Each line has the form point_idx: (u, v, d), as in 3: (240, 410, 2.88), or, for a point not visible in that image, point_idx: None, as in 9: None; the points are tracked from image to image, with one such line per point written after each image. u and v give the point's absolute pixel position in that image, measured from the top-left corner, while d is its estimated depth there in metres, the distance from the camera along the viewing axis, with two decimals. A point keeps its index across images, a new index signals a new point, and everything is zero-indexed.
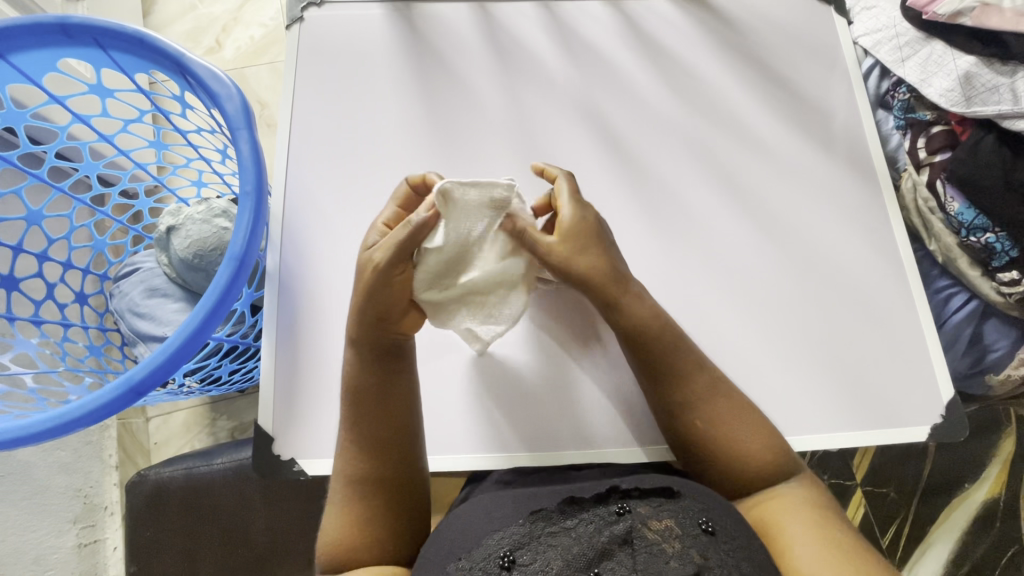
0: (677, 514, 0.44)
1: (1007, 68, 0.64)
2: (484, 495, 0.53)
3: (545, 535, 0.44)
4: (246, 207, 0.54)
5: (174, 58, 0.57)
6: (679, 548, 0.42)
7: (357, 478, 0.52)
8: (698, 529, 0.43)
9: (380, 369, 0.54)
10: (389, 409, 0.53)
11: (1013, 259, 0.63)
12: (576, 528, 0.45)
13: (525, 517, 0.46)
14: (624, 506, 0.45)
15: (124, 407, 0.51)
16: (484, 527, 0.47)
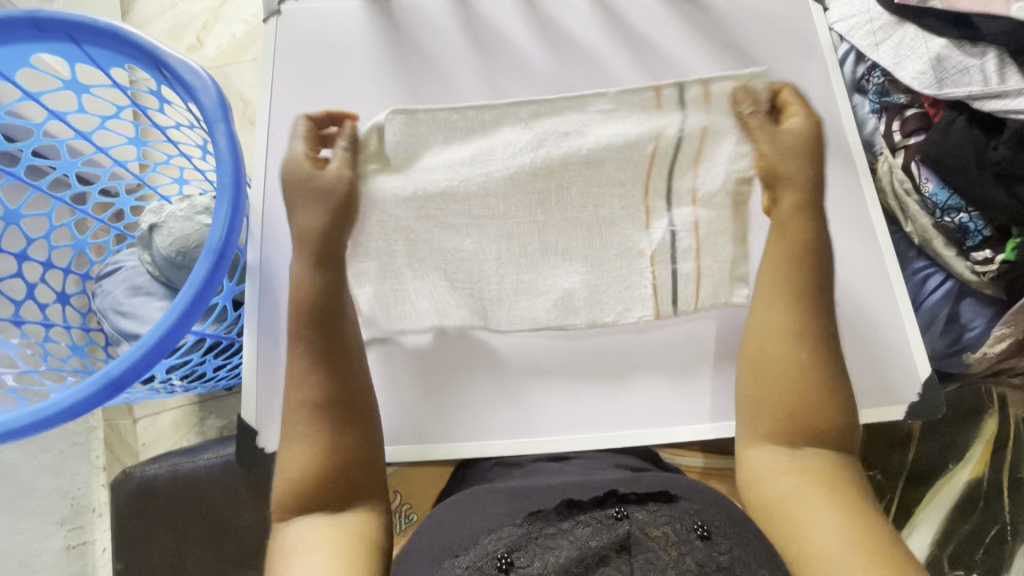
0: (673, 521, 0.44)
1: (978, 49, 0.64)
2: (478, 489, 0.54)
3: (542, 537, 0.43)
4: (224, 198, 0.54)
5: (148, 51, 0.57)
6: (675, 555, 0.41)
7: (304, 404, 0.53)
8: (694, 535, 0.43)
9: (327, 292, 0.57)
10: (329, 329, 0.56)
11: (986, 238, 0.64)
12: (573, 530, 0.43)
13: (522, 519, 0.46)
14: (621, 511, 0.44)
15: (103, 402, 0.51)
16: (481, 527, 0.47)
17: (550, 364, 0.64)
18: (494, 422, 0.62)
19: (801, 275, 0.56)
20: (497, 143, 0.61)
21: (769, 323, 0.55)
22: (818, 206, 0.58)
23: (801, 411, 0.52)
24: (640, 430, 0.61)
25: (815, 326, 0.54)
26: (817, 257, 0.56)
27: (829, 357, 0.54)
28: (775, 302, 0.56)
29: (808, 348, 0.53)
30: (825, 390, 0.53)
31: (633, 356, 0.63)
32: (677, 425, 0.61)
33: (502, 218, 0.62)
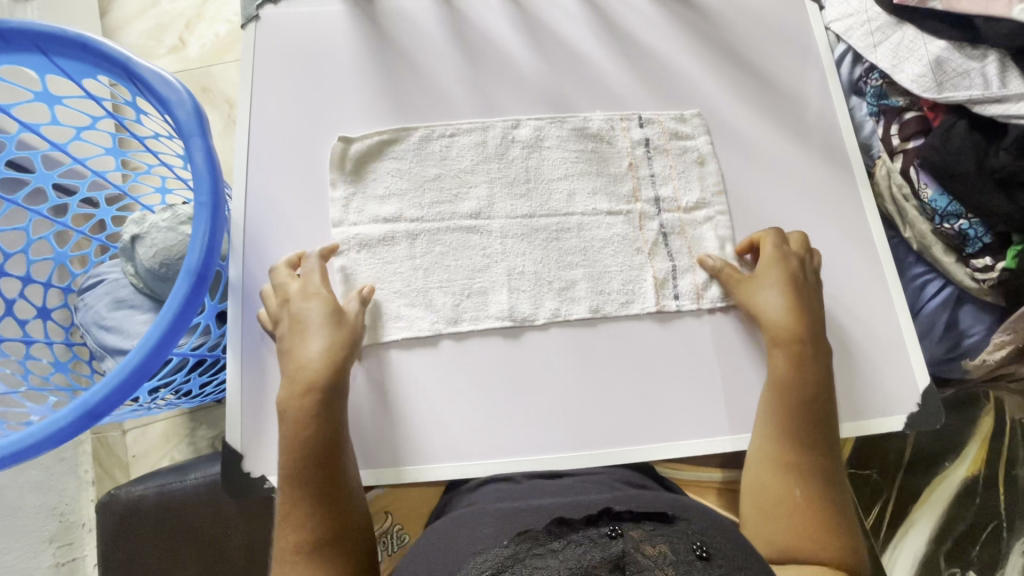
0: (671, 540, 0.42)
1: (977, 52, 0.62)
2: (471, 511, 0.52)
3: (529, 557, 0.41)
4: (202, 217, 0.52)
5: (120, 63, 0.54)
6: (673, 574, 0.39)
7: (298, 545, 0.50)
8: (693, 555, 0.41)
9: (321, 421, 0.53)
10: (328, 472, 0.52)
11: (986, 244, 0.62)
12: (563, 550, 0.41)
13: (511, 539, 0.44)
14: (615, 529, 0.43)
15: (82, 431, 0.49)
16: (467, 551, 0.45)
17: (544, 378, 0.60)
18: (482, 442, 0.58)
19: (786, 424, 0.55)
20: (489, 155, 0.65)
21: (761, 453, 0.55)
22: (798, 336, 0.57)
23: (802, 546, 0.50)
24: (637, 445, 0.59)
25: (813, 468, 0.53)
26: (798, 394, 0.56)
27: (823, 488, 0.52)
28: (766, 432, 0.56)
29: (801, 482, 0.52)
30: (829, 521, 0.51)
31: (631, 367, 0.61)
32: (673, 438, 0.59)
33: (505, 216, 0.64)
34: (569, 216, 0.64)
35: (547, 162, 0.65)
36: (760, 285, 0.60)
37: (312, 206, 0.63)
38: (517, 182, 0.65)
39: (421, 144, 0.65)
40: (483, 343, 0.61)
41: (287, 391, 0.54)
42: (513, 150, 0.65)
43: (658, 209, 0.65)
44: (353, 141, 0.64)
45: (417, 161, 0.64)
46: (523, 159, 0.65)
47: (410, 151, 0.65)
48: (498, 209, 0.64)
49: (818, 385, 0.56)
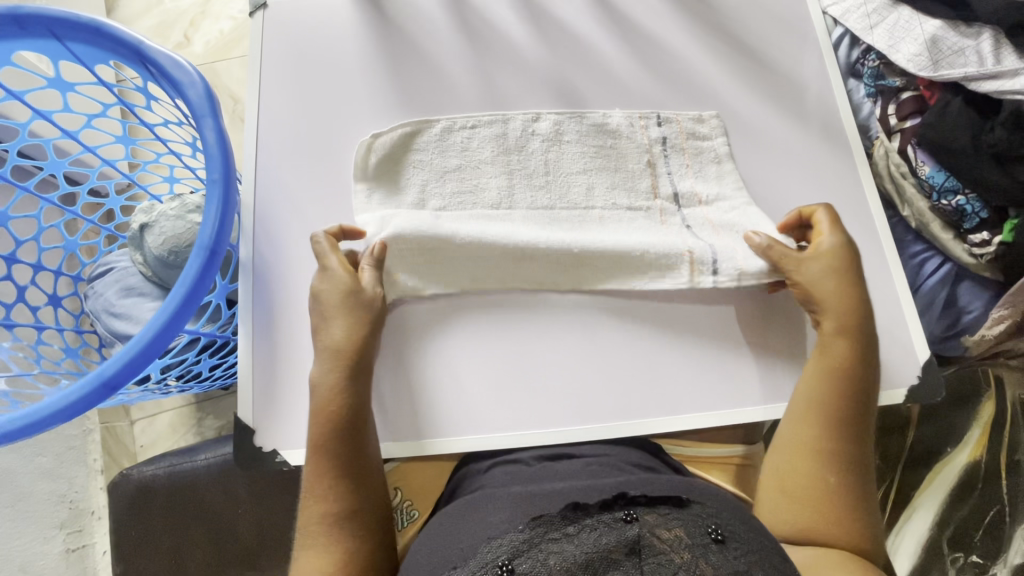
0: (686, 523, 0.43)
1: (972, 30, 0.64)
2: (478, 495, 0.52)
3: (545, 542, 0.42)
4: (214, 195, 0.53)
5: (133, 46, 0.56)
6: (688, 558, 0.40)
7: (323, 516, 0.52)
8: (708, 538, 0.42)
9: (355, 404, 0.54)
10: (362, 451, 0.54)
11: (983, 220, 0.64)
12: (579, 535, 0.42)
13: (525, 524, 0.44)
14: (630, 513, 0.43)
15: (97, 404, 0.50)
16: (481, 536, 0.45)
17: (550, 354, 0.61)
18: (488, 417, 0.60)
19: (827, 412, 0.55)
20: (509, 148, 0.65)
21: (795, 439, 0.55)
22: (849, 326, 0.57)
23: (824, 530, 0.51)
24: (640, 420, 0.60)
25: (845, 457, 0.54)
26: (835, 384, 0.55)
27: (852, 476, 0.53)
28: (807, 422, 0.55)
29: (834, 470, 0.53)
30: (854, 509, 0.52)
31: (634, 344, 0.62)
32: (678, 412, 0.60)
33: (525, 207, 0.64)
34: (589, 209, 0.64)
35: (560, 156, 0.66)
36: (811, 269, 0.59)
37: (320, 188, 0.64)
38: (536, 176, 0.65)
39: (444, 134, 0.65)
40: (490, 323, 0.62)
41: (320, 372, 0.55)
42: (533, 142, 0.66)
43: (678, 206, 0.65)
44: (379, 136, 0.64)
45: (439, 152, 0.65)
46: (542, 151, 0.66)
47: (432, 142, 0.65)
48: (519, 199, 0.64)
49: (856, 379, 0.56)
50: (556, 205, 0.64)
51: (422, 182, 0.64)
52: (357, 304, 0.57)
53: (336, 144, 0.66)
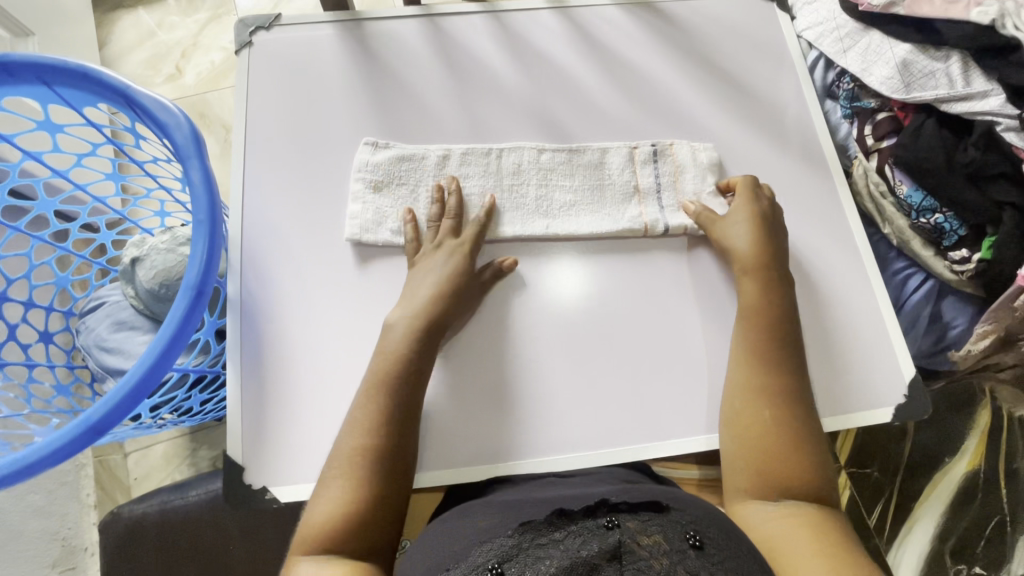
0: (666, 529, 0.43)
1: (941, 53, 0.65)
2: (475, 503, 0.53)
3: (533, 547, 0.42)
4: (200, 234, 0.54)
5: (119, 90, 0.57)
6: (667, 563, 0.40)
7: (355, 450, 0.52)
8: (686, 543, 0.42)
9: (407, 373, 0.55)
10: (400, 411, 0.54)
11: (961, 237, 0.65)
12: (564, 540, 0.42)
13: (515, 529, 0.45)
14: (612, 520, 0.43)
15: (84, 446, 0.50)
16: (473, 540, 0.45)
17: (540, 381, 0.61)
18: (477, 448, 0.59)
19: (771, 330, 0.58)
20: (497, 180, 0.66)
21: (734, 382, 0.57)
22: (768, 261, 0.60)
23: (773, 465, 0.51)
24: (630, 446, 0.59)
25: (780, 390, 0.55)
26: (766, 316, 0.58)
27: (797, 411, 0.54)
28: (747, 362, 0.57)
29: (771, 403, 0.54)
30: (799, 443, 0.52)
31: (625, 368, 0.62)
32: (668, 439, 0.60)
33: (515, 223, 0.65)
34: (567, 222, 0.65)
35: (551, 188, 0.67)
36: (731, 221, 0.62)
37: (307, 224, 0.65)
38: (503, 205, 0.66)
39: (439, 167, 0.66)
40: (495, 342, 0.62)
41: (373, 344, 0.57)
42: (527, 185, 0.66)
43: (662, 216, 0.65)
44: (377, 148, 0.67)
45: (430, 176, 0.66)
46: (534, 182, 0.66)
47: (420, 172, 0.66)
48: (507, 207, 0.66)
49: (787, 310, 0.59)
50: (541, 212, 0.66)
51: (377, 205, 0.65)
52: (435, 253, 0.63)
53: (322, 178, 0.67)
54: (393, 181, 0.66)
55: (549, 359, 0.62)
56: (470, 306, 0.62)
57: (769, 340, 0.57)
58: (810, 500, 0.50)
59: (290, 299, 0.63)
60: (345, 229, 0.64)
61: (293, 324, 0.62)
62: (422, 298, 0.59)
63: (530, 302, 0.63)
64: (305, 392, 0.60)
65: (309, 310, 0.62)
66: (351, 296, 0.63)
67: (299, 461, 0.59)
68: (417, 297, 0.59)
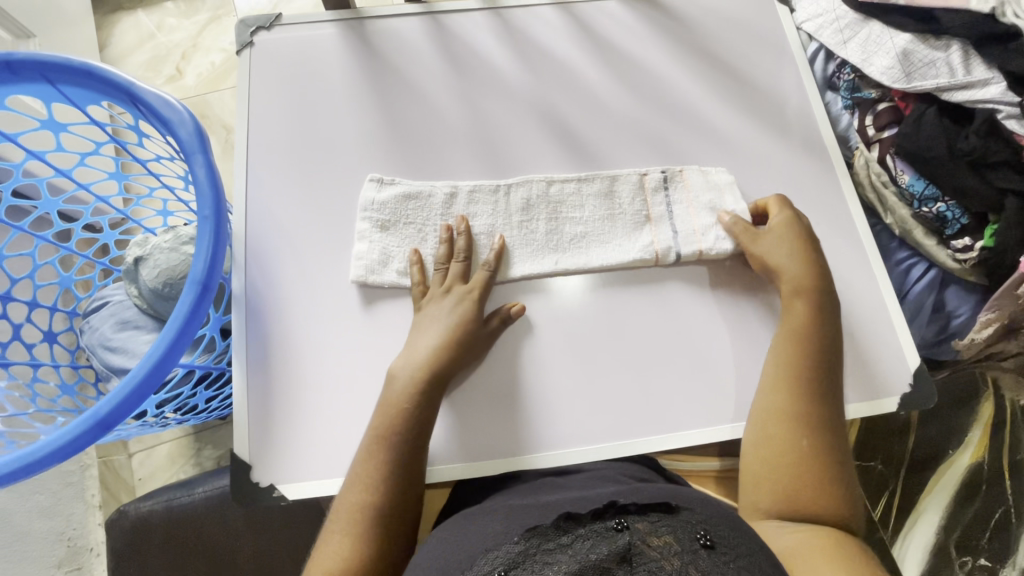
0: (675, 530, 0.43)
1: (941, 43, 0.65)
2: (475, 509, 0.53)
3: (540, 552, 0.42)
4: (205, 230, 0.54)
5: (124, 87, 0.57)
6: (678, 564, 0.40)
7: (364, 486, 0.52)
8: (697, 544, 0.42)
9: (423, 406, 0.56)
10: (410, 446, 0.54)
11: (964, 226, 0.65)
12: (572, 544, 0.42)
13: (520, 535, 0.44)
14: (621, 522, 0.43)
15: (91, 442, 0.50)
16: (478, 547, 0.45)
17: (545, 375, 0.61)
18: (485, 441, 0.59)
19: (809, 360, 0.56)
20: (508, 217, 0.65)
21: (770, 407, 0.55)
22: (807, 283, 0.59)
23: (800, 494, 0.51)
24: (636, 438, 0.60)
25: (814, 418, 0.54)
26: (800, 341, 0.57)
27: (830, 444, 0.53)
28: (783, 387, 0.56)
29: (809, 433, 0.53)
30: (830, 475, 0.52)
31: (630, 361, 0.62)
32: (674, 430, 0.60)
33: (528, 258, 0.64)
34: (580, 258, 0.64)
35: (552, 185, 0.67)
36: (773, 237, 0.62)
37: (311, 221, 0.65)
38: (514, 240, 0.65)
39: (446, 207, 0.65)
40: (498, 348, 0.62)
41: (380, 402, 0.56)
42: (537, 221, 0.65)
43: (676, 243, 0.65)
44: (383, 184, 0.66)
45: (435, 214, 0.65)
46: (546, 215, 0.66)
47: (428, 211, 0.65)
48: (518, 242, 0.65)
49: (807, 328, 0.58)
50: (553, 248, 0.65)
51: (384, 244, 0.64)
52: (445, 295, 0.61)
53: (325, 175, 0.67)
54: (399, 221, 0.65)
55: (554, 354, 0.62)
56: (477, 359, 0.60)
57: (797, 359, 0.56)
58: (835, 527, 0.49)
59: (295, 295, 0.63)
60: (351, 270, 0.63)
61: (298, 320, 0.62)
62: (428, 349, 0.58)
63: (535, 296, 0.64)
64: (312, 388, 0.60)
65: (315, 306, 0.63)
66: (357, 345, 0.61)
67: (305, 456, 0.59)
68: (424, 348, 0.58)
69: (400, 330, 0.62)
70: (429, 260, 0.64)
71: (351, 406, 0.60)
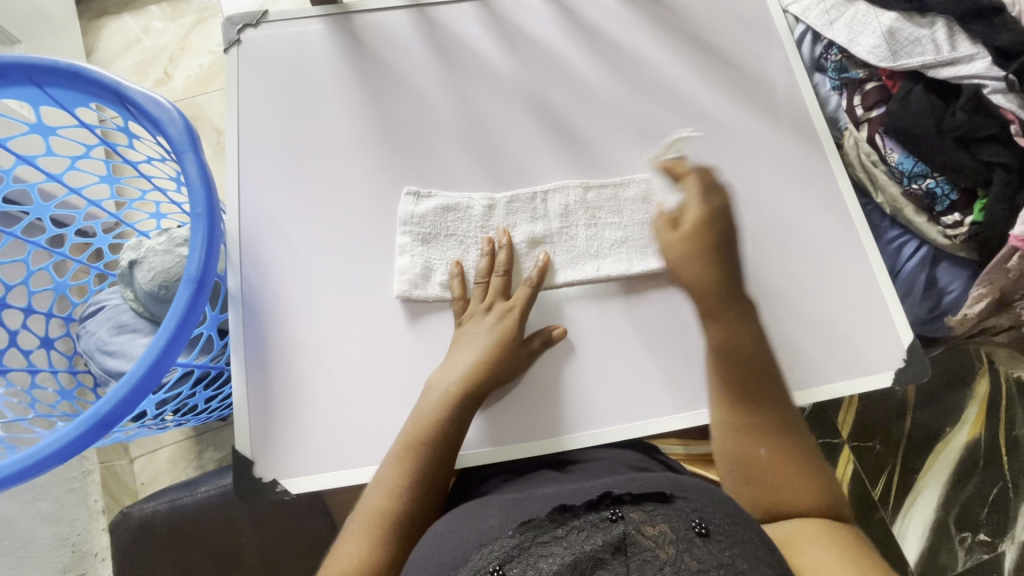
0: (670, 518, 0.43)
1: (926, 21, 0.67)
2: (477, 502, 0.52)
3: (534, 546, 0.42)
4: (199, 227, 0.54)
5: (111, 88, 0.57)
6: (674, 553, 0.40)
7: (385, 498, 0.52)
8: (692, 532, 0.42)
9: (456, 416, 0.56)
10: (442, 457, 0.55)
11: (953, 201, 0.66)
12: (566, 537, 0.42)
13: (515, 529, 0.44)
14: (616, 512, 0.43)
15: (93, 442, 0.51)
16: (473, 541, 0.45)
17: (545, 363, 0.62)
18: (489, 432, 0.60)
19: (728, 378, 0.56)
20: (532, 221, 0.65)
21: (721, 417, 0.56)
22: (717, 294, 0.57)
23: (772, 501, 0.51)
24: (633, 423, 0.60)
25: (768, 426, 0.54)
26: (730, 351, 0.56)
27: (789, 445, 0.53)
28: (729, 398, 0.56)
29: (763, 440, 0.53)
30: (799, 471, 0.52)
31: (624, 347, 0.63)
32: (672, 412, 0.61)
33: (573, 268, 0.64)
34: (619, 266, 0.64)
35: (541, 175, 0.67)
36: (671, 249, 0.59)
37: (304, 218, 0.65)
38: (539, 237, 0.65)
39: (485, 219, 0.65)
40: None
41: (412, 415, 0.56)
42: (577, 227, 0.65)
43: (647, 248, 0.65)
44: (422, 197, 0.65)
45: (469, 225, 0.65)
46: (584, 222, 0.65)
47: (467, 222, 0.65)
48: (558, 252, 0.64)
49: (752, 340, 0.56)
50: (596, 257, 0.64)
51: (426, 257, 0.64)
52: (496, 312, 0.61)
53: (319, 170, 0.67)
54: (440, 234, 0.64)
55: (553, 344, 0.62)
56: (514, 375, 0.60)
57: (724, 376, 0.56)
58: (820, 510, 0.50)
59: (291, 291, 0.63)
60: (394, 285, 0.63)
61: (296, 315, 0.62)
62: (467, 367, 0.58)
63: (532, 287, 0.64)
64: (312, 383, 0.60)
65: (312, 301, 0.63)
66: (359, 340, 0.62)
67: (307, 452, 0.59)
68: (464, 364, 0.58)
69: (441, 344, 0.62)
70: (470, 273, 0.64)
71: (352, 400, 0.60)
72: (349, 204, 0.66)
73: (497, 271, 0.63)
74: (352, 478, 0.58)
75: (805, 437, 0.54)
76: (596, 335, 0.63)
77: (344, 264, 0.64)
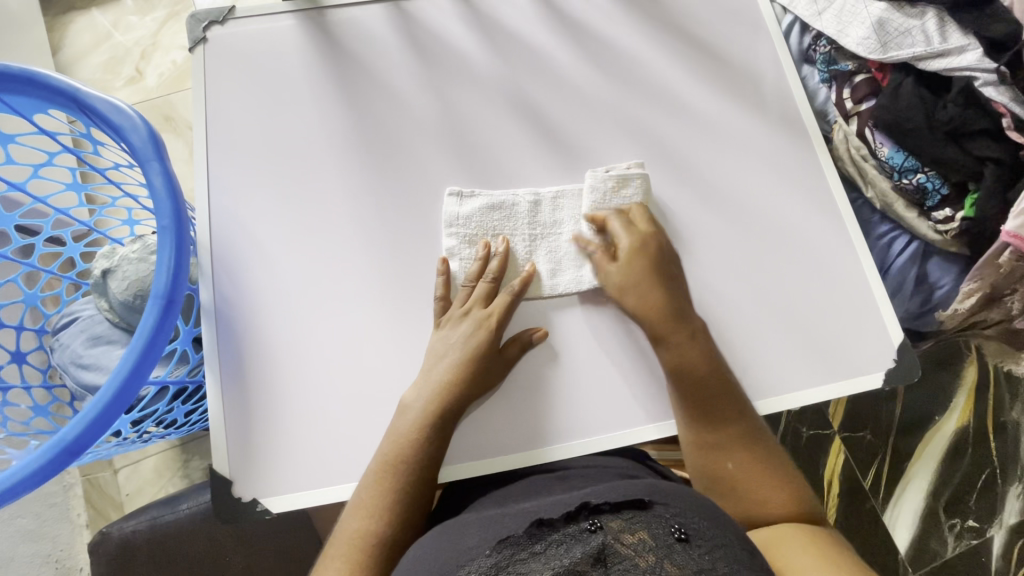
0: (650, 525, 0.42)
1: (916, 10, 0.66)
2: (453, 522, 0.50)
3: (513, 563, 0.41)
4: (166, 242, 0.51)
5: (69, 94, 0.54)
6: (653, 560, 0.39)
7: (364, 519, 0.52)
8: (672, 538, 0.41)
9: (441, 426, 0.55)
10: (422, 473, 0.54)
11: (944, 196, 0.65)
12: (546, 552, 0.41)
13: (493, 547, 0.43)
14: (595, 523, 0.42)
15: (60, 468, 0.49)
16: (453, 561, 0.43)
17: (533, 370, 0.60)
18: (476, 441, 0.59)
19: (695, 394, 0.56)
20: (520, 222, 0.63)
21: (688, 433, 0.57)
22: (669, 313, 0.58)
23: (750, 510, 0.53)
24: (626, 428, 0.59)
25: (737, 439, 0.55)
26: (692, 371, 0.56)
27: (756, 455, 0.55)
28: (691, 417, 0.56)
29: (731, 455, 0.55)
30: (767, 481, 0.54)
31: (610, 352, 0.61)
32: (662, 417, 0.59)
33: (558, 275, 0.62)
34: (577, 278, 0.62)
35: (523, 176, 0.65)
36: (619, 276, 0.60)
37: (279, 225, 0.63)
38: (519, 245, 0.63)
39: (532, 216, 0.63)
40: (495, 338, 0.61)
41: (390, 432, 0.55)
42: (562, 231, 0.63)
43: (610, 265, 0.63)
44: (465, 198, 0.63)
45: (490, 225, 0.63)
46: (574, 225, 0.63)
47: (513, 220, 0.63)
48: (539, 255, 0.63)
49: (708, 358, 0.57)
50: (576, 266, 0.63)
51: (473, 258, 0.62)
52: (473, 318, 0.59)
53: (293, 174, 0.64)
54: (488, 233, 0.63)
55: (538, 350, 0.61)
56: (488, 389, 0.59)
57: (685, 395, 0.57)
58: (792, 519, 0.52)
59: (269, 302, 0.61)
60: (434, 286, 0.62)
61: (275, 327, 0.60)
62: (449, 375, 0.57)
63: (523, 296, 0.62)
64: (293, 398, 0.59)
65: (291, 311, 0.61)
66: (341, 351, 0.60)
67: (290, 469, 0.57)
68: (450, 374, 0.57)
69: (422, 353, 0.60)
70: (458, 274, 0.62)
71: (331, 413, 0.58)
72: (325, 209, 0.63)
73: (485, 278, 0.61)
74: (336, 493, 0.57)
75: (773, 447, 0.56)
76: (585, 340, 0.61)
77: (322, 273, 0.62)
